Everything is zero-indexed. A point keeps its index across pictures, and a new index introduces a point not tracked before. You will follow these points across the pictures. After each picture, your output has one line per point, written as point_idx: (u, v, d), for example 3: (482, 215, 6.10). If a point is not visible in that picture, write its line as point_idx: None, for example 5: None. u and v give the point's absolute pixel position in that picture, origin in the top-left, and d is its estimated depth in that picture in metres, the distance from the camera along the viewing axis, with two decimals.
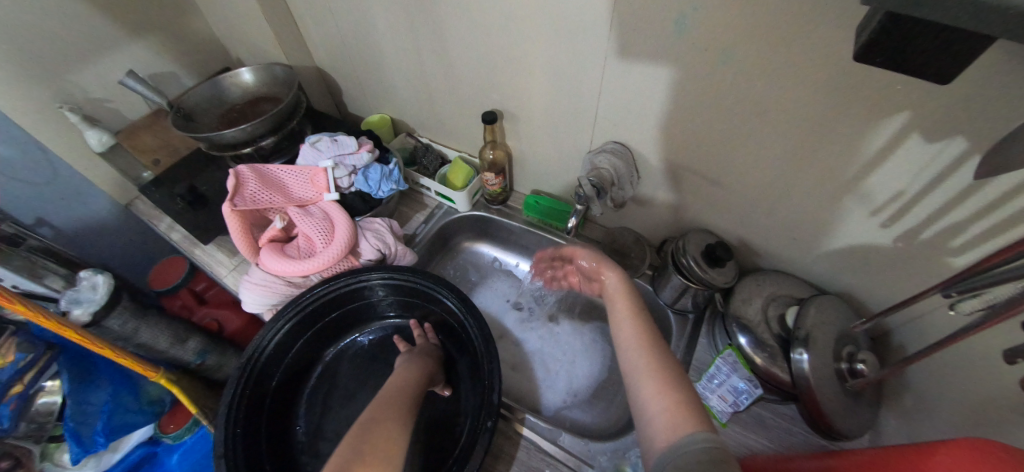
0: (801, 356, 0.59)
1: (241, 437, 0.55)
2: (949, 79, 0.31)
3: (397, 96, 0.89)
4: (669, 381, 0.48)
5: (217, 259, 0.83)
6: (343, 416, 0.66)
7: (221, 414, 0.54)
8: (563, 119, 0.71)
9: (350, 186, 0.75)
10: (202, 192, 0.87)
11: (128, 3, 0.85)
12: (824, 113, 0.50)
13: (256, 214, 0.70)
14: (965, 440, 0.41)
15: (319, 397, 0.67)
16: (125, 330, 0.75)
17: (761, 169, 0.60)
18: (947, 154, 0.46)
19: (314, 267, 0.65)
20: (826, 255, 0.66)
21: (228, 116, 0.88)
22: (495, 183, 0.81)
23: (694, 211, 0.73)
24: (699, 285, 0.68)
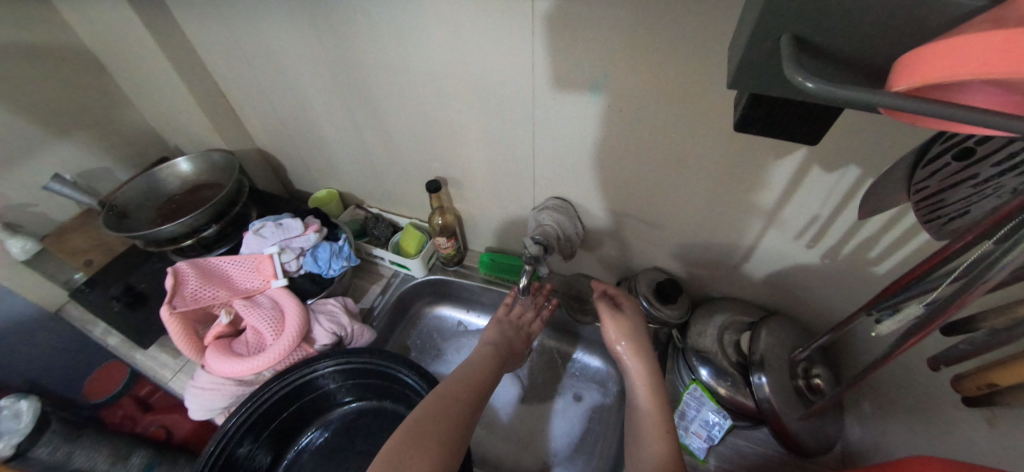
0: (759, 381, 0.61)
1: None
2: (818, 139, 0.35)
3: (342, 170, 0.90)
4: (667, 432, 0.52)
5: (161, 362, 0.78)
6: None
7: None
8: (505, 179, 0.74)
9: (299, 269, 0.73)
10: (141, 291, 0.83)
11: (53, 105, 0.83)
12: (734, 157, 0.55)
13: (199, 312, 0.67)
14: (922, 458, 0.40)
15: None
16: (55, 457, 0.68)
17: (692, 208, 0.64)
18: (845, 181, 0.51)
19: (267, 361, 0.63)
20: (766, 279, 0.70)
21: (166, 208, 0.86)
22: (448, 246, 0.82)
23: (641, 251, 0.76)
24: (655, 324, 0.70)
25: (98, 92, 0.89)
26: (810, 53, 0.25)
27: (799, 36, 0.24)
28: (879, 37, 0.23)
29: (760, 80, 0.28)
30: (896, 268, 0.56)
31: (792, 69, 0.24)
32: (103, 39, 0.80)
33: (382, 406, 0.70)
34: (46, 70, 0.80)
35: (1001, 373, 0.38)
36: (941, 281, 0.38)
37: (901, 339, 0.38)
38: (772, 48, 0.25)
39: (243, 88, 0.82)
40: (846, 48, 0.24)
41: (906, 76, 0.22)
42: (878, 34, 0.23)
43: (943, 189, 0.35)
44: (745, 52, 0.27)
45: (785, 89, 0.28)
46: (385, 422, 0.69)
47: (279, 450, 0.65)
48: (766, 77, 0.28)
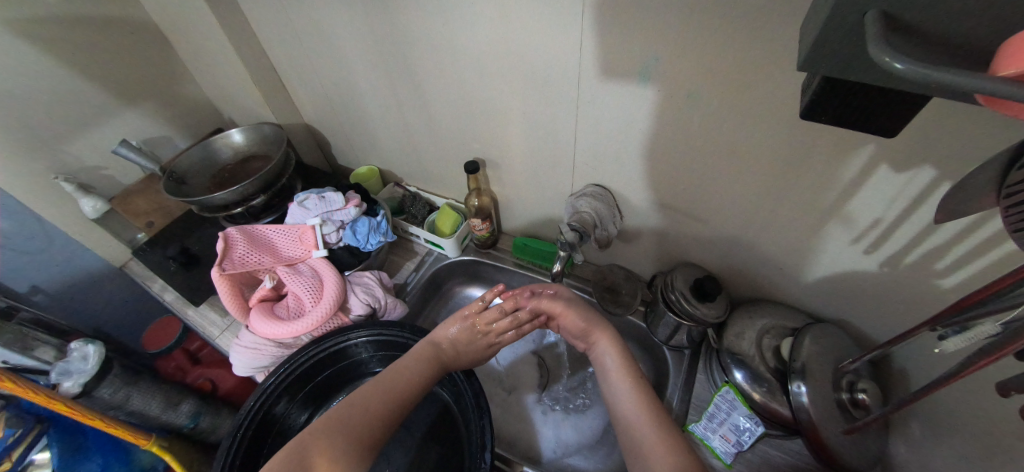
0: (799, 389, 0.58)
1: None
2: (896, 132, 0.32)
3: (383, 148, 0.92)
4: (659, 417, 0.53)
5: (210, 320, 0.83)
6: None
7: None
8: (542, 164, 0.73)
9: (338, 241, 0.76)
10: (194, 252, 0.88)
11: (123, 75, 0.89)
12: (792, 150, 0.51)
13: (245, 275, 0.70)
14: None
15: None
16: (116, 398, 0.73)
17: (740, 202, 0.61)
18: (918, 182, 0.47)
19: (305, 327, 0.66)
20: (816, 283, 0.66)
21: (219, 176, 0.91)
22: (483, 228, 0.82)
23: (678, 246, 0.74)
24: (690, 322, 0.68)
25: (162, 63, 0.94)
26: (901, 32, 0.23)
27: (888, 12, 0.22)
28: (990, 11, 0.20)
29: (838, 62, 0.26)
30: (967, 282, 0.51)
31: (878, 47, 0.22)
32: (168, 12, 0.84)
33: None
34: (117, 41, 0.86)
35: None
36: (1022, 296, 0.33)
37: (972, 357, 0.34)
38: (855, 25, 0.23)
39: (293, 63, 0.85)
40: (943, 26, 0.22)
41: (1007, 62, 0.20)
42: (986, 10, 0.20)
43: None
44: (820, 30, 0.25)
45: (865, 72, 0.26)
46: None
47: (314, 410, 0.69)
48: (843, 58, 0.25)
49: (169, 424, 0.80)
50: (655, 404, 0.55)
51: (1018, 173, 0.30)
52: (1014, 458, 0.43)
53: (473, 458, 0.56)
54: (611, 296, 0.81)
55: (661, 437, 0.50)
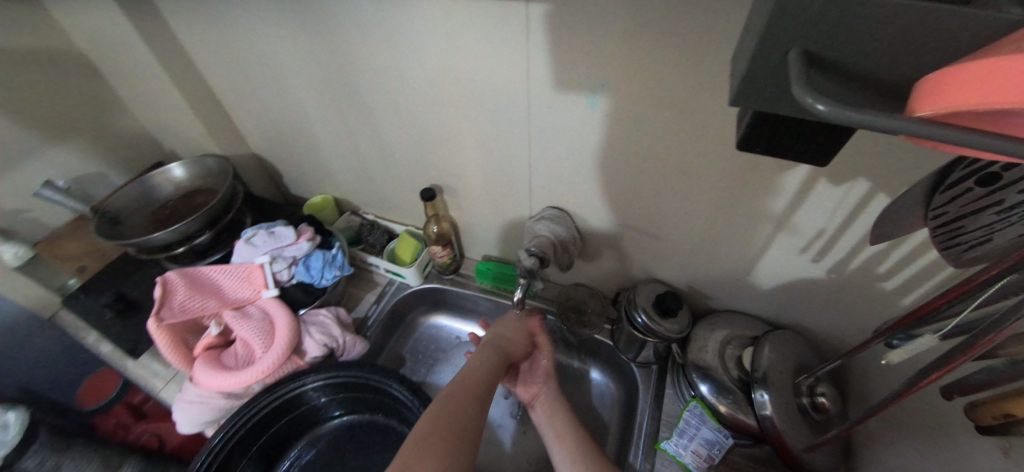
0: (762, 398, 0.59)
1: None
2: (829, 162, 0.32)
3: (338, 176, 0.88)
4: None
5: (153, 371, 0.77)
6: None
7: None
8: (500, 187, 0.72)
9: (291, 278, 0.72)
10: (133, 298, 0.82)
11: (45, 110, 0.82)
12: (737, 168, 0.53)
13: (188, 323, 0.65)
14: None
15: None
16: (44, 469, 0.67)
17: (695, 218, 0.62)
18: (854, 195, 0.49)
19: (256, 375, 0.61)
20: (771, 292, 0.67)
21: (160, 214, 0.85)
22: (444, 254, 0.80)
23: (640, 262, 0.74)
24: (656, 338, 0.68)
25: (92, 96, 0.88)
26: (823, 71, 0.22)
27: (811, 52, 0.22)
28: (905, 51, 0.20)
29: (766, 99, 0.26)
30: (905, 283, 0.54)
31: (803, 88, 0.21)
32: (95, 43, 0.79)
33: (372, 418, 0.68)
34: (36, 74, 0.79)
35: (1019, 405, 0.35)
36: (962, 309, 0.35)
37: (929, 368, 0.35)
38: (778, 64, 0.23)
39: (237, 93, 0.81)
40: (860, 63, 0.22)
41: (926, 102, 0.20)
42: (901, 48, 0.20)
43: (964, 215, 0.33)
44: (746, 69, 0.25)
45: (794, 107, 0.25)
46: (376, 438, 0.67)
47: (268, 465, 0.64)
48: (771, 95, 0.25)
49: None
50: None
51: (940, 197, 0.34)
52: (962, 455, 0.44)
53: None
54: (577, 316, 0.79)
55: None
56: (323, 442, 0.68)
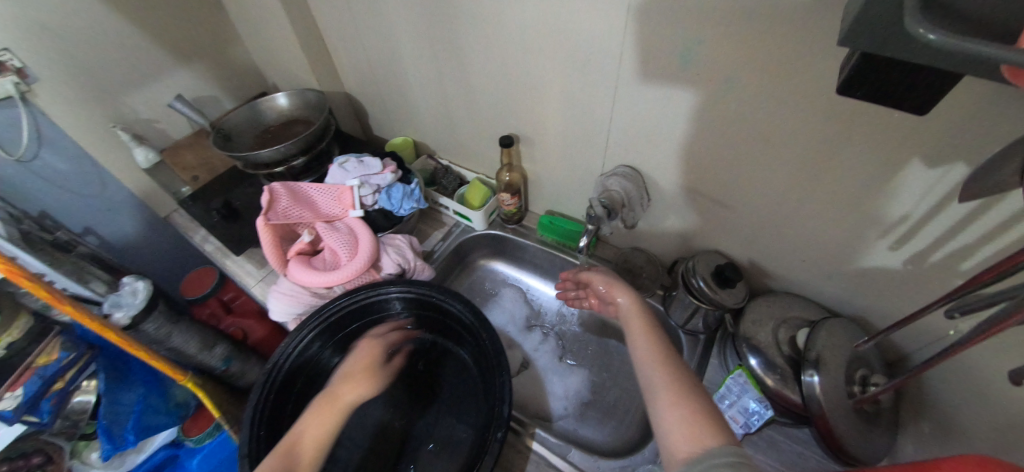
0: (812, 378, 0.59)
1: (268, 435, 0.58)
2: (927, 112, 0.34)
3: (421, 120, 0.95)
4: (700, 404, 0.46)
5: (247, 270, 0.88)
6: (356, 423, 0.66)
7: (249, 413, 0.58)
8: (576, 143, 0.75)
9: (374, 203, 0.80)
10: (236, 207, 0.93)
11: (178, 33, 0.93)
12: (826, 141, 0.52)
13: (287, 228, 0.75)
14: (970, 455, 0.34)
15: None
16: (160, 334, 0.78)
17: (768, 190, 0.62)
18: (950, 181, 0.47)
19: (340, 279, 0.69)
20: (838, 277, 0.66)
21: (263, 136, 0.95)
22: (511, 203, 0.86)
23: (703, 233, 0.75)
24: (709, 306, 0.69)
25: (217, 26, 0.99)
26: (933, 9, 0.25)
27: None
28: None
29: (876, 38, 0.28)
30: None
31: (915, 21, 0.23)
32: None
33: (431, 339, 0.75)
34: (174, 0, 0.90)
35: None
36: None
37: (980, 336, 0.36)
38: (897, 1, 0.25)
39: (341, 33, 0.88)
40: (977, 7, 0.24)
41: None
42: None
43: None
44: (865, 7, 0.27)
45: (901, 47, 0.27)
46: (433, 356, 0.74)
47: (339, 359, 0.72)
48: (887, 34, 0.27)
49: (204, 364, 0.85)
50: (697, 395, 0.47)
51: None
52: None
53: (493, 412, 0.59)
54: (630, 278, 0.83)
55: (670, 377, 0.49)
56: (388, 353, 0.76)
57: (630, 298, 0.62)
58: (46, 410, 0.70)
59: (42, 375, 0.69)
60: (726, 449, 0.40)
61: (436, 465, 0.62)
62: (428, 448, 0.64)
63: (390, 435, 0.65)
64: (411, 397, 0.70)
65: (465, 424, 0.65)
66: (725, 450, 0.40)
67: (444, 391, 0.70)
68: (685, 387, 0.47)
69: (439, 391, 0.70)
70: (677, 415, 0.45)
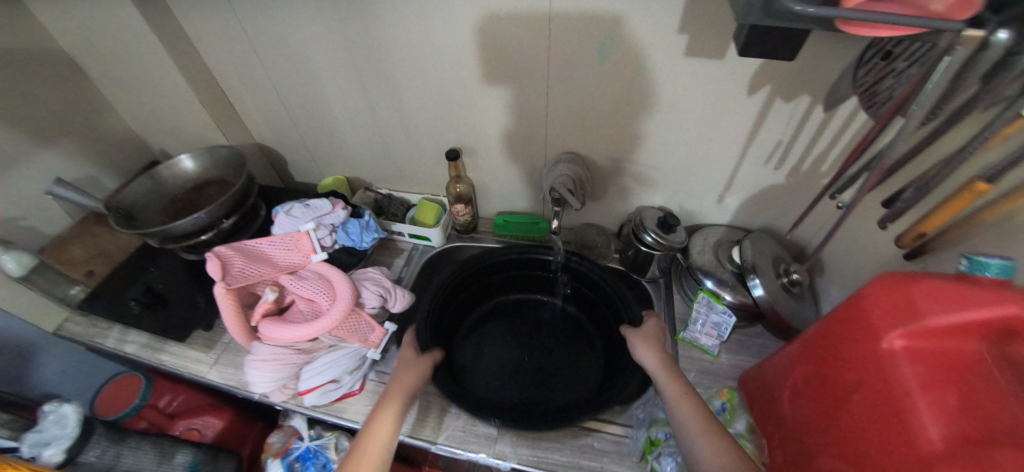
0: (756, 283, 0.74)
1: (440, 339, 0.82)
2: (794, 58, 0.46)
3: (354, 153, 0.93)
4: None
5: (193, 358, 0.78)
6: (493, 353, 0.86)
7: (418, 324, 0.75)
8: (518, 142, 0.82)
9: (333, 244, 0.78)
10: (159, 291, 0.81)
11: (28, 112, 0.78)
12: (716, 98, 0.67)
13: (247, 291, 0.68)
14: (884, 279, 0.44)
15: (474, 338, 0.89)
16: (106, 460, 0.65)
17: (684, 146, 0.76)
18: (800, 107, 0.65)
19: (328, 324, 0.66)
20: (745, 201, 0.84)
21: (173, 207, 0.85)
22: (465, 213, 0.90)
23: (640, 194, 0.88)
24: (662, 251, 0.82)
25: (80, 97, 0.85)
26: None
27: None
28: None
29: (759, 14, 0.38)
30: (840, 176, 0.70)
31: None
32: (85, 37, 0.77)
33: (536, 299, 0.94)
34: (16, 74, 0.75)
35: (927, 221, 0.51)
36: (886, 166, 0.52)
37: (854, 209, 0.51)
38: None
39: (247, 82, 0.83)
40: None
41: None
42: None
43: None
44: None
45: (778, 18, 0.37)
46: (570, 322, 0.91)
47: (461, 316, 0.90)
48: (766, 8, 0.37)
49: None
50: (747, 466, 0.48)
51: None
52: None
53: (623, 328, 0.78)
54: (591, 252, 0.93)
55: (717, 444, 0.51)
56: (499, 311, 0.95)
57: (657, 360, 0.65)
58: None
59: None
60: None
61: (560, 392, 0.79)
62: (556, 376, 0.82)
63: (520, 366, 0.83)
64: (529, 341, 0.88)
65: (581, 351, 0.86)
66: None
67: (557, 338, 0.89)
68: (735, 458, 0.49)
69: (552, 340, 0.88)
70: None
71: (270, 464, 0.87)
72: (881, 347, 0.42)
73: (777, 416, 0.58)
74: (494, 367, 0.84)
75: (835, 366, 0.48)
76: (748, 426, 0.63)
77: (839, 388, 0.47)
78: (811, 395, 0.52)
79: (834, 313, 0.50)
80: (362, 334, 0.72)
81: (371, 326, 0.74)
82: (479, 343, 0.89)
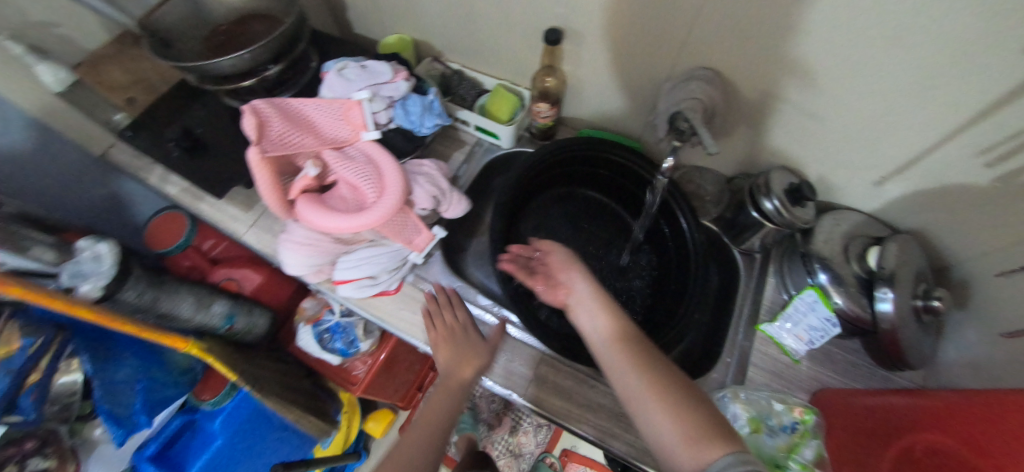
0: (886, 295, 0.57)
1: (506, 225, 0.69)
2: None
3: (424, 10, 0.74)
4: (689, 407, 0.42)
5: (231, 215, 0.74)
6: (554, 251, 0.75)
7: (492, 217, 0.66)
8: (641, 37, 0.60)
9: (389, 122, 0.66)
10: (199, 136, 0.74)
11: None
12: (969, 42, 0.43)
13: (286, 160, 0.60)
14: None
15: (540, 222, 0.77)
16: (145, 301, 0.66)
17: (864, 99, 0.54)
18: None
19: (372, 221, 0.57)
20: (914, 192, 0.62)
21: (214, 40, 0.73)
22: (548, 114, 0.73)
23: (773, 145, 0.67)
24: (778, 225, 0.65)
25: None
26: None
27: None
28: None
29: None
30: None
31: None
32: None
33: (614, 209, 0.80)
34: None
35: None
36: None
37: None
38: None
39: None
40: None
41: None
42: None
43: None
44: None
45: None
46: (647, 245, 0.77)
47: (538, 190, 0.76)
48: None
49: (205, 325, 0.75)
50: (684, 399, 0.43)
51: None
52: None
53: (702, 274, 0.67)
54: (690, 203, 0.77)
55: (643, 378, 0.45)
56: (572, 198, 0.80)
57: (593, 301, 0.54)
58: (28, 406, 0.58)
59: (8, 370, 0.55)
60: (735, 455, 0.35)
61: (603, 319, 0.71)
62: (609, 297, 0.73)
63: (574, 270, 0.74)
64: (592, 246, 0.77)
65: (633, 284, 0.74)
66: (735, 456, 0.35)
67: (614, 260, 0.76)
68: (668, 390, 0.43)
69: (612, 257, 0.76)
70: (667, 423, 0.41)
71: (301, 328, 0.88)
72: None
73: (867, 463, 0.49)
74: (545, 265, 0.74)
75: (992, 453, 0.37)
76: (818, 458, 0.54)
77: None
78: (939, 467, 0.41)
79: None
80: (407, 235, 0.63)
81: (419, 229, 0.64)
82: (540, 227, 0.77)
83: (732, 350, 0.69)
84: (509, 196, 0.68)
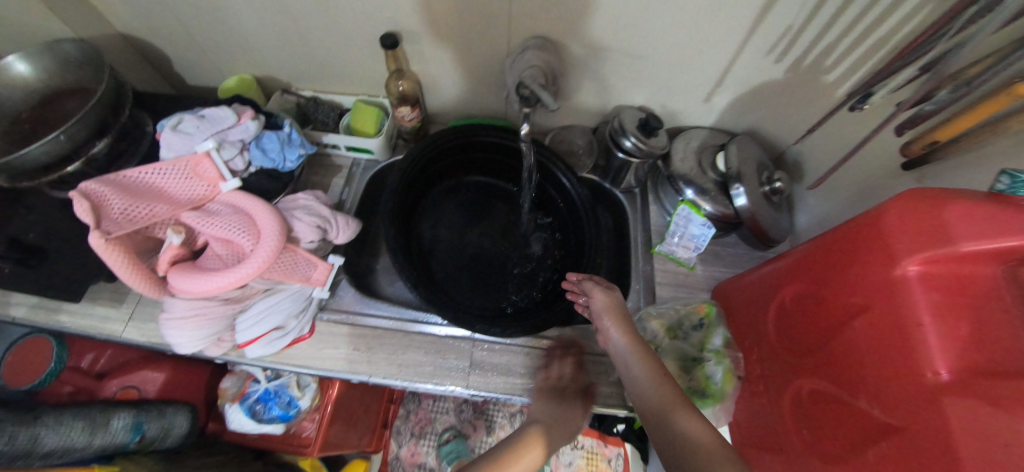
0: (739, 190, 0.66)
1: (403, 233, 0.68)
2: None
3: (256, 45, 0.71)
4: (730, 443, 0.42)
5: (102, 316, 0.66)
6: (457, 243, 0.77)
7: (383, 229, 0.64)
8: (474, 23, 0.64)
9: (247, 167, 0.62)
10: None
11: None
12: None
13: (138, 235, 0.55)
14: (900, 197, 0.38)
15: (434, 221, 0.78)
16: (24, 441, 0.57)
17: (672, 32, 0.63)
18: None
19: (254, 270, 0.53)
20: (735, 98, 0.73)
21: (16, 131, 0.64)
22: (412, 117, 0.74)
23: (619, 90, 0.75)
24: (642, 158, 0.72)
25: None
26: None
27: None
28: None
29: None
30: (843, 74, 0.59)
31: None
32: None
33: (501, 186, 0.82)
34: None
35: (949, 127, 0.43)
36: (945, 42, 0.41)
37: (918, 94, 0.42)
38: None
39: None
40: None
41: None
42: None
43: None
44: None
45: None
46: (538, 210, 0.81)
47: (423, 192, 0.77)
48: None
49: (109, 446, 0.65)
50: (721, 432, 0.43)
51: None
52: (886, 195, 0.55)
53: (596, 225, 0.71)
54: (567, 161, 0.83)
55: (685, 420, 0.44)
56: (459, 189, 0.82)
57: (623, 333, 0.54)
58: None
59: None
60: None
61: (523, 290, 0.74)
62: (518, 269, 0.76)
63: (481, 255, 0.76)
64: (492, 227, 0.79)
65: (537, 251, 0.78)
66: None
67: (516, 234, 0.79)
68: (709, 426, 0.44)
69: (511, 232, 0.79)
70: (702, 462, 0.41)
71: (228, 409, 0.81)
72: (892, 272, 0.37)
73: (760, 334, 0.58)
74: (453, 259, 0.75)
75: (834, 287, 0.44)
76: (725, 341, 0.63)
77: (839, 312, 0.44)
78: (811, 312, 0.48)
79: (844, 225, 0.45)
80: (302, 273, 0.62)
81: (312, 263, 0.63)
82: (435, 225, 0.78)
83: (637, 277, 0.76)
84: (394, 203, 0.67)
